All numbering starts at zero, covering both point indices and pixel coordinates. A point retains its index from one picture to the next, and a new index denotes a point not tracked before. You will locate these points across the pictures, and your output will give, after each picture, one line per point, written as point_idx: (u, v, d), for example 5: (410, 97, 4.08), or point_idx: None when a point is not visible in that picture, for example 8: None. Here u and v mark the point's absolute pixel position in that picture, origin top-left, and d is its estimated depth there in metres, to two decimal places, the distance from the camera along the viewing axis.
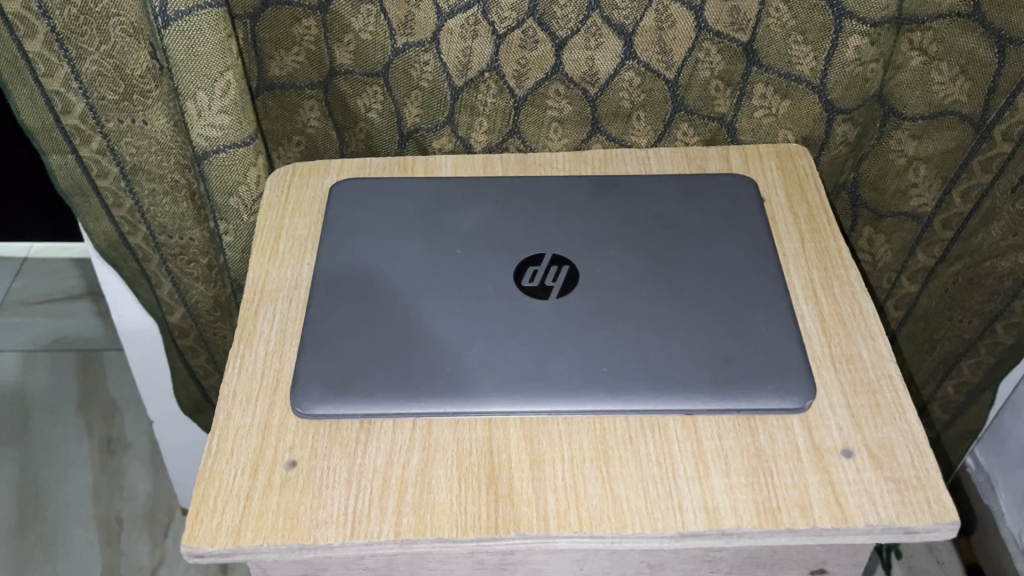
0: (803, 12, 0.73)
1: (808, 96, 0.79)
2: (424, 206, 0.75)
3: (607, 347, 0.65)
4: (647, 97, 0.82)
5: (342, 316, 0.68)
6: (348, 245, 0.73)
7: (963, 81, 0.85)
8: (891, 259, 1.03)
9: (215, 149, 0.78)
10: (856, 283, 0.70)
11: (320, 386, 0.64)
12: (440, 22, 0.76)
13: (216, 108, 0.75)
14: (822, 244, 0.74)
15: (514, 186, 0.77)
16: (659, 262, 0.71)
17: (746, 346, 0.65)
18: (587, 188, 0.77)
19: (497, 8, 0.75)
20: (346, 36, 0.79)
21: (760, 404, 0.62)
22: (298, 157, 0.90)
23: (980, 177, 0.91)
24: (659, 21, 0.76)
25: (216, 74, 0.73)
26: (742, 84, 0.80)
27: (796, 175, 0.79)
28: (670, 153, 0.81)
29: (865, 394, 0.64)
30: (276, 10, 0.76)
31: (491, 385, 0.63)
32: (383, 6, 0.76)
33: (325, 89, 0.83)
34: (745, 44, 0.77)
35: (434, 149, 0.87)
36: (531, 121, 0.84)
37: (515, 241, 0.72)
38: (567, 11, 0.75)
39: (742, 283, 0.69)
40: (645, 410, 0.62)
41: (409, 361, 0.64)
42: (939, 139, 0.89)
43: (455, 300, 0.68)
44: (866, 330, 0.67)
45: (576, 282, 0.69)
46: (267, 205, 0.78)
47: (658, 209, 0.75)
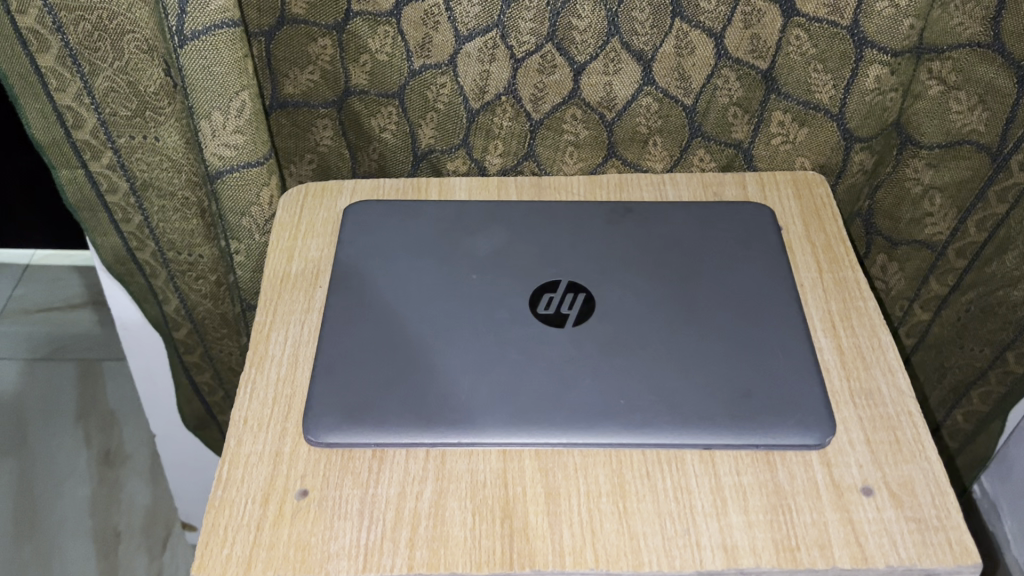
0: (824, 40, 0.73)
1: (826, 124, 0.79)
2: (438, 228, 0.74)
3: (625, 377, 0.64)
4: (664, 122, 0.81)
5: (355, 340, 0.67)
6: (362, 268, 0.72)
7: (980, 111, 0.84)
8: (904, 287, 1.02)
9: (229, 168, 0.77)
10: (874, 315, 0.70)
11: (333, 412, 0.63)
12: (458, 45, 0.75)
13: (231, 127, 0.74)
14: (840, 275, 0.73)
15: (530, 210, 0.76)
16: (678, 290, 0.70)
17: (765, 378, 0.64)
18: (603, 213, 0.76)
19: (516, 32, 0.74)
20: (362, 56, 0.78)
21: (779, 438, 0.61)
22: (309, 176, 0.90)
23: (996, 208, 0.91)
24: (678, 47, 0.75)
25: (231, 94, 0.73)
26: (760, 111, 0.79)
27: (813, 204, 0.78)
28: (685, 179, 0.81)
29: (885, 430, 0.63)
30: (292, 28, 0.76)
31: (507, 415, 0.62)
32: (400, 28, 0.75)
33: (339, 108, 0.83)
34: (764, 72, 0.76)
35: (448, 171, 0.86)
36: (547, 144, 0.83)
37: (531, 266, 0.71)
38: (586, 37, 0.74)
39: (763, 312, 0.68)
40: (663, 444, 0.61)
41: (424, 388, 0.64)
42: (956, 168, 0.89)
43: (470, 327, 0.67)
44: (885, 364, 0.67)
45: (593, 311, 0.68)
46: (279, 225, 0.77)
47: (675, 236, 0.74)
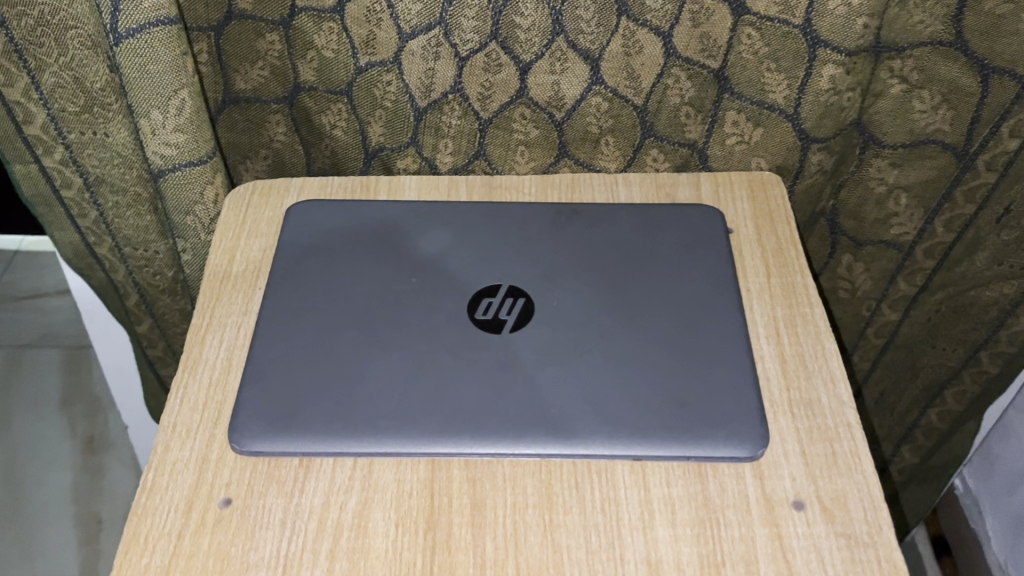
0: (776, 40, 0.72)
1: (781, 124, 0.77)
2: (380, 229, 0.73)
3: (560, 385, 0.63)
4: (615, 122, 0.78)
5: (289, 344, 0.66)
6: (302, 268, 0.71)
7: (944, 110, 0.82)
8: (871, 288, 1.01)
9: (171, 168, 0.76)
10: (820, 322, 0.69)
11: (261, 419, 0.62)
12: (401, 43, 0.73)
13: (171, 126, 0.73)
14: (789, 281, 0.72)
15: (476, 211, 0.75)
16: (621, 295, 0.68)
17: (704, 388, 0.63)
18: (550, 215, 0.74)
19: (458, 31, 0.71)
20: (309, 53, 0.77)
21: (713, 451, 0.60)
22: (265, 172, 0.89)
23: (964, 208, 0.89)
24: (626, 47, 0.72)
25: (170, 93, 0.72)
26: (713, 110, 0.78)
27: (767, 206, 0.77)
28: (639, 179, 0.80)
29: (822, 442, 0.62)
30: (240, 23, 0.75)
31: (437, 426, 0.61)
32: (344, 24, 0.74)
33: (290, 105, 0.82)
34: (715, 71, 0.75)
35: (399, 168, 0.84)
36: (498, 143, 0.80)
37: (473, 268, 0.70)
38: (530, 36, 0.71)
39: (706, 318, 0.67)
40: (594, 455, 0.60)
41: (355, 395, 0.63)
42: (920, 167, 0.87)
43: (406, 333, 0.66)
44: (828, 374, 0.65)
45: (531, 316, 0.67)
46: (224, 224, 0.76)
47: (621, 238, 0.72)
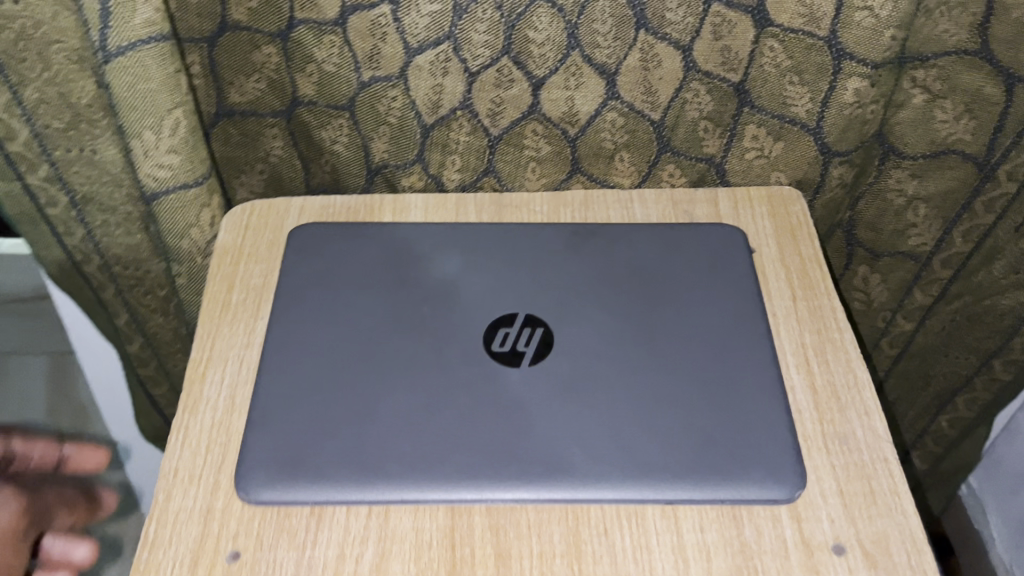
0: (800, 52, 0.68)
1: (802, 138, 0.74)
2: (387, 254, 0.70)
3: (584, 423, 0.60)
4: (630, 138, 0.75)
5: (295, 381, 0.62)
6: (305, 298, 0.67)
7: (967, 120, 0.80)
8: (887, 298, 0.99)
9: (164, 190, 0.72)
10: (850, 348, 0.66)
11: (269, 465, 0.58)
12: (408, 57, 0.70)
13: (164, 147, 0.69)
14: (815, 303, 0.69)
15: (488, 233, 0.71)
16: (644, 323, 0.65)
17: (735, 423, 0.60)
18: (565, 237, 0.71)
19: (469, 45, 0.68)
20: (308, 66, 0.73)
21: (745, 493, 0.57)
22: (261, 186, 0.85)
23: (983, 218, 0.86)
24: (644, 61, 0.69)
25: (163, 112, 0.67)
26: (732, 125, 0.74)
27: (788, 223, 0.74)
28: (655, 196, 0.76)
29: (859, 480, 0.59)
30: (234, 35, 0.71)
31: (456, 470, 0.58)
32: (347, 37, 0.70)
33: (289, 119, 0.78)
34: (736, 85, 0.71)
35: (404, 185, 0.81)
36: (507, 160, 0.77)
37: (488, 295, 0.67)
38: (544, 50, 0.68)
39: (734, 349, 0.64)
40: (623, 499, 0.57)
41: (367, 437, 0.59)
42: (940, 178, 0.85)
43: (419, 367, 0.63)
44: (861, 406, 0.63)
45: (550, 348, 0.63)
46: (222, 248, 0.73)
47: (641, 261, 0.69)
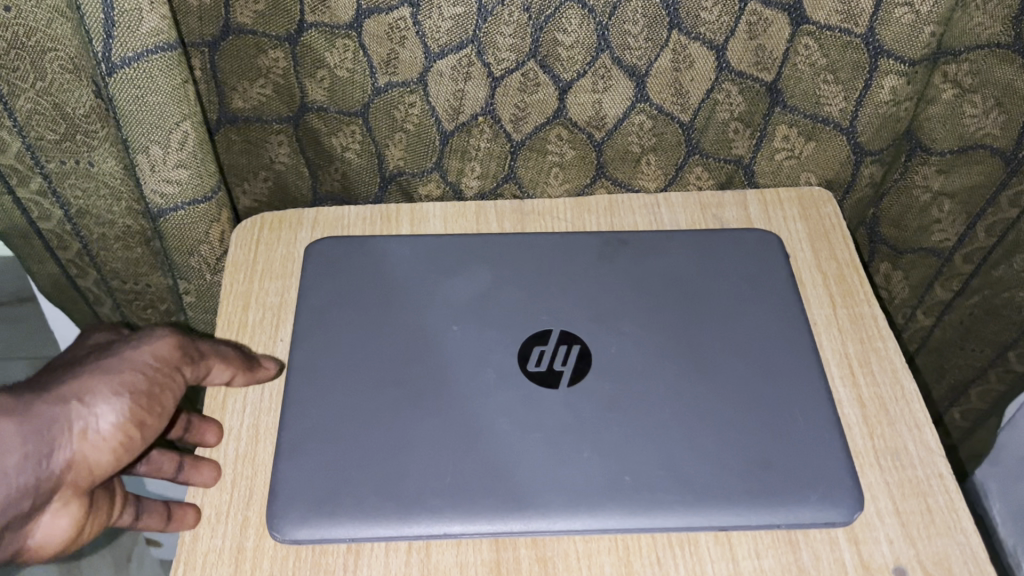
0: (836, 50, 0.66)
1: (835, 138, 0.72)
2: (411, 271, 0.66)
3: (630, 447, 0.57)
4: (658, 140, 0.73)
5: (324, 411, 0.59)
6: (328, 321, 0.64)
7: (996, 114, 0.78)
8: (908, 295, 0.97)
9: (172, 207, 0.69)
10: (895, 358, 0.64)
11: (302, 502, 0.55)
12: (428, 62, 0.67)
13: (173, 162, 0.66)
14: (855, 311, 0.67)
15: (515, 243, 0.68)
16: (684, 338, 0.63)
17: (786, 444, 0.58)
18: (595, 247, 0.68)
19: (493, 48, 0.66)
20: (318, 71, 0.69)
21: (800, 516, 0.55)
22: (265, 195, 0.81)
23: (1007, 212, 0.85)
24: (676, 62, 0.67)
25: (171, 125, 0.64)
26: (763, 125, 0.72)
27: (821, 226, 0.72)
28: (682, 199, 0.74)
29: (915, 497, 0.57)
30: (239, 38, 0.67)
31: (499, 502, 0.55)
32: (362, 41, 0.67)
33: (296, 125, 0.74)
34: (769, 84, 0.69)
35: (420, 195, 0.78)
36: (529, 166, 0.75)
37: (520, 311, 0.64)
38: (573, 53, 0.66)
39: (779, 363, 0.62)
40: (674, 528, 0.55)
41: (403, 469, 0.56)
42: (966, 173, 0.83)
43: (454, 393, 0.60)
44: (911, 418, 0.61)
45: (588, 366, 0.61)
46: (233, 265, 0.69)
47: (676, 271, 0.67)
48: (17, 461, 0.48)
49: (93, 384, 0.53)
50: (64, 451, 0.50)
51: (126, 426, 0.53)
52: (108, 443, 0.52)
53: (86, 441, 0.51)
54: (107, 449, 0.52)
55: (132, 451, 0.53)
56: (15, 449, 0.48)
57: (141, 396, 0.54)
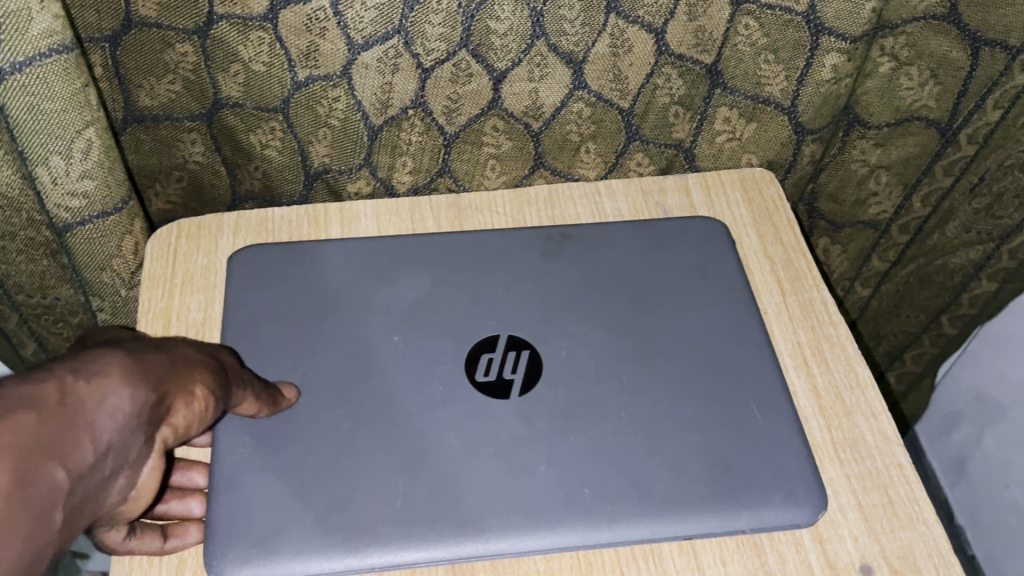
0: (776, 29, 0.63)
1: (776, 118, 0.70)
2: (344, 278, 0.63)
3: (588, 457, 0.55)
4: (597, 128, 0.71)
5: (258, 438, 0.55)
6: (258, 339, 0.60)
7: (931, 86, 0.77)
8: (846, 268, 0.97)
9: (79, 220, 0.64)
10: (847, 344, 0.63)
11: (243, 541, 0.52)
12: (351, 56, 0.63)
13: (76, 173, 0.61)
14: (805, 297, 0.65)
15: (453, 243, 0.65)
16: (636, 336, 0.61)
17: (746, 444, 0.56)
18: (537, 244, 0.65)
19: (422, 39, 0.62)
20: (232, 66, 0.64)
21: (763, 518, 0.54)
22: (180, 196, 0.75)
23: (941, 181, 0.85)
24: (614, 47, 0.64)
25: (71, 134, 0.59)
26: (703, 108, 0.70)
27: (765, 209, 0.70)
28: (623, 187, 0.71)
29: (876, 490, 0.56)
30: (143, 32, 0.62)
31: (453, 526, 0.52)
32: (278, 34, 0.62)
33: (209, 122, 0.69)
34: (709, 66, 0.67)
35: (349, 192, 0.75)
36: (463, 159, 0.72)
37: (463, 317, 0.61)
38: (507, 42, 0.63)
39: (733, 359, 0.60)
40: (639, 540, 0.53)
41: (349, 497, 0.53)
42: (903, 146, 0.82)
43: (398, 411, 0.56)
44: (867, 407, 0.60)
45: (538, 374, 0.58)
46: (150, 280, 0.64)
47: (623, 266, 0.64)
48: (138, 402, 0.42)
49: (176, 353, 0.49)
50: (168, 401, 0.45)
51: (206, 398, 0.48)
52: (194, 409, 0.47)
53: (180, 399, 0.46)
54: (196, 410, 0.47)
55: (201, 426, 0.48)
56: (132, 390, 0.42)
57: (217, 381, 0.50)
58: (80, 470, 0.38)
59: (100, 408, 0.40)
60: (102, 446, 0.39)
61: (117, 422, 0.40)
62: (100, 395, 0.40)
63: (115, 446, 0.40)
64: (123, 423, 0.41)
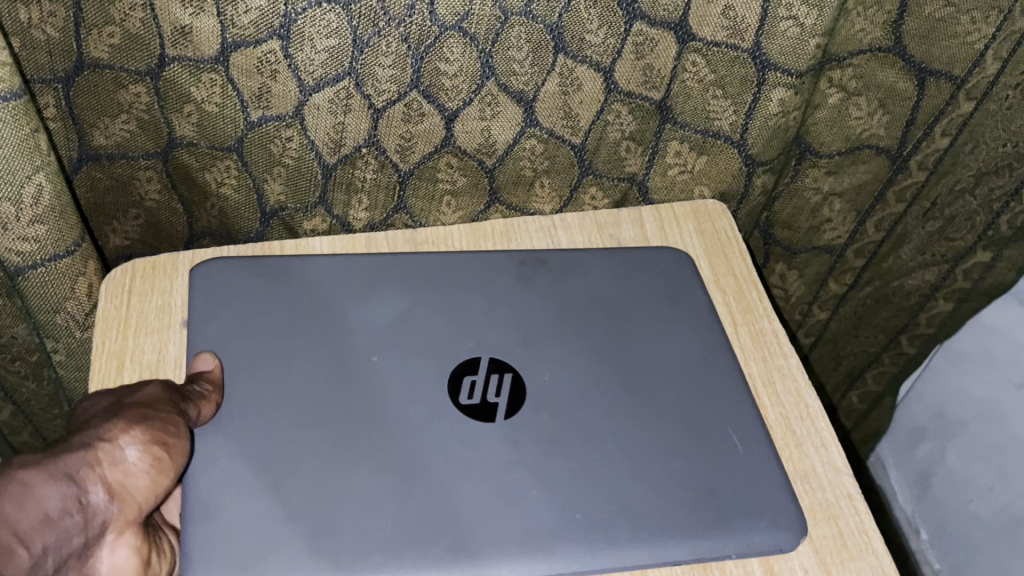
0: (723, 66, 0.65)
1: (727, 151, 0.71)
2: (321, 294, 0.62)
3: (560, 485, 0.55)
4: (551, 164, 0.72)
5: (235, 457, 0.54)
6: (230, 354, 0.58)
7: (880, 115, 0.78)
8: (804, 293, 0.98)
9: (32, 264, 0.64)
10: (798, 375, 0.64)
11: (224, 566, 0.50)
12: (304, 97, 0.64)
13: (27, 218, 0.61)
14: (757, 328, 0.66)
15: (428, 261, 0.65)
16: (600, 363, 0.61)
17: (716, 471, 0.57)
18: (512, 268, 0.65)
19: (372, 80, 0.63)
20: (185, 107, 0.64)
21: (750, 543, 0.55)
22: (136, 234, 0.75)
23: (894, 207, 0.87)
24: (563, 86, 0.66)
25: (21, 179, 0.59)
26: (654, 142, 0.71)
27: (718, 240, 0.71)
28: (578, 220, 0.71)
29: (827, 521, 0.57)
30: (95, 74, 0.62)
31: (444, 549, 0.52)
32: (230, 76, 0.62)
33: (165, 160, 0.68)
34: (658, 103, 0.68)
35: (305, 230, 0.74)
36: (419, 195, 0.73)
37: (437, 339, 0.60)
38: (457, 82, 0.64)
39: (689, 393, 0.60)
40: (614, 565, 0.53)
41: (335, 521, 0.52)
42: (855, 173, 0.83)
43: (384, 433, 0.56)
44: (817, 438, 0.61)
45: (524, 398, 0.58)
46: (104, 321, 0.63)
47: (595, 294, 0.65)
48: (64, 497, 0.44)
49: (105, 421, 0.49)
50: (108, 479, 0.47)
51: (152, 449, 0.49)
52: (142, 468, 0.48)
53: (118, 469, 0.47)
54: (146, 469, 0.49)
55: (166, 472, 0.50)
56: (57, 488, 0.44)
57: (159, 426, 0.50)
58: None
59: (24, 515, 0.43)
60: (36, 549, 0.43)
61: (43, 523, 0.43)
62: (20, 502, 0.43)
63: (50, 545, 0.43)
64: (50, 523, 0.43)
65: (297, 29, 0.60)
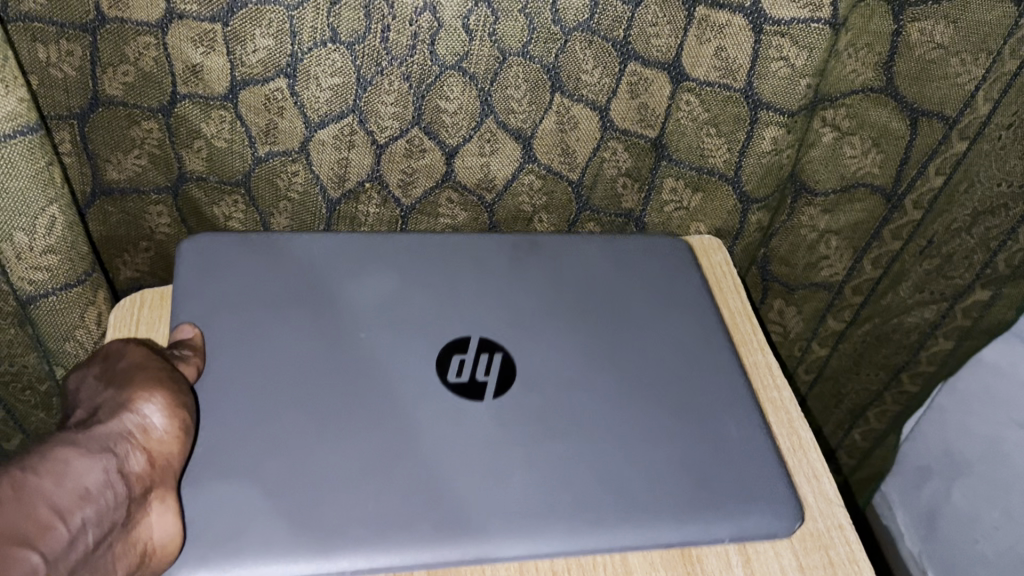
0: (716, 105, 0.67)
1: (721, 189, 0.72)
2: (312, 271, 0.63)
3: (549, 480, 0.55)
4: (548, 199, 0.74)
5: (217, 432, 0.53)
6: (215, 327, 0.58)
7: (874, 154, 0.80)
8: (803, 329, 0.99)
9: (43, 293, 0.66)
10: (790, 406, 0.65)
11: (204, 541, 0.49)
12: (309, 133, 0.66)
13: (41, 248, 0.63)
14: (750, 359, 0.67)
15: (421, 242, 0.66)
16: (595, 349, 0.62)
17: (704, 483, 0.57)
18: (507, 249, 0.67)
19: (375, 118, 0.66)
20: (195, 142, 0.67)
21: (740, 523, 0.55)
22: (146, 267, 0.77)
23: (890, 245, 0.88)
24: (561, 123, 0.68)
25: (36, 211, 0.61)
26: (650, 179, 0.73)
27: (712, 273, 0.72)
28: None
29: (818, 550, 0.57)
30: (109, 110, 0.64)
31: (429, 529, 0.51)
32: (239, 113, 0.65)
33: (175, 195, 0.71)
34: (653, 140, 0.70)
35: None
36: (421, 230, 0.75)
37: (425, 314, 0.61)
38: (457, 119, 0.67)
39: (679, 379, 0.62)
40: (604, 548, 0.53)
41: (318, 498, 0.51)
42: (850, 212, 0.85)
43: (373, 400, 0.56)
44: (810, 470, 0.61)
45: (513, 376, 0.59)
46: None
47: (590, 276, 0.67)
48: (100, 469, 0.46)
49: (119, 396, 0.51)
50: (133, 449, 0.48)
51: (173, 416, 0.51)
52: (169, 433, 0.50)
53: (144, 439, 0.49)
54: (170, 434, 0.50)
55: (190, 435, 0.52)
56: (92, 461, 0.46)
57: (174, 393, 0.52)
58: (56, 548, 0.42)
59: (61, 490, 0.44)
60: (74, 522, 0.43)
61: (81, 495, 0.44)
62: (56, 478, 0.44)
63: (92, 517, 0.44)
64: (88, 493, 0.45)
65: (303, 67, 0.62)
